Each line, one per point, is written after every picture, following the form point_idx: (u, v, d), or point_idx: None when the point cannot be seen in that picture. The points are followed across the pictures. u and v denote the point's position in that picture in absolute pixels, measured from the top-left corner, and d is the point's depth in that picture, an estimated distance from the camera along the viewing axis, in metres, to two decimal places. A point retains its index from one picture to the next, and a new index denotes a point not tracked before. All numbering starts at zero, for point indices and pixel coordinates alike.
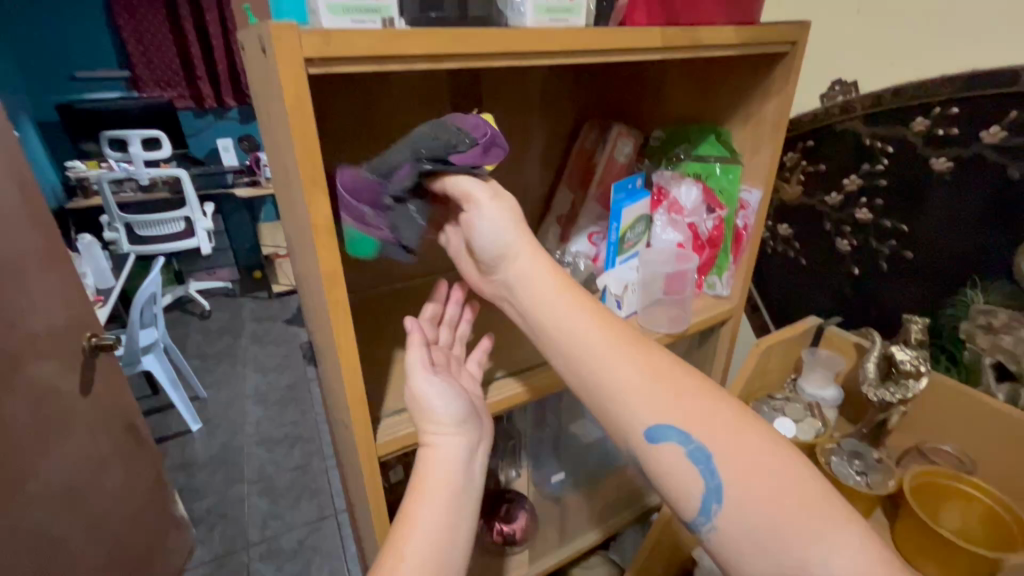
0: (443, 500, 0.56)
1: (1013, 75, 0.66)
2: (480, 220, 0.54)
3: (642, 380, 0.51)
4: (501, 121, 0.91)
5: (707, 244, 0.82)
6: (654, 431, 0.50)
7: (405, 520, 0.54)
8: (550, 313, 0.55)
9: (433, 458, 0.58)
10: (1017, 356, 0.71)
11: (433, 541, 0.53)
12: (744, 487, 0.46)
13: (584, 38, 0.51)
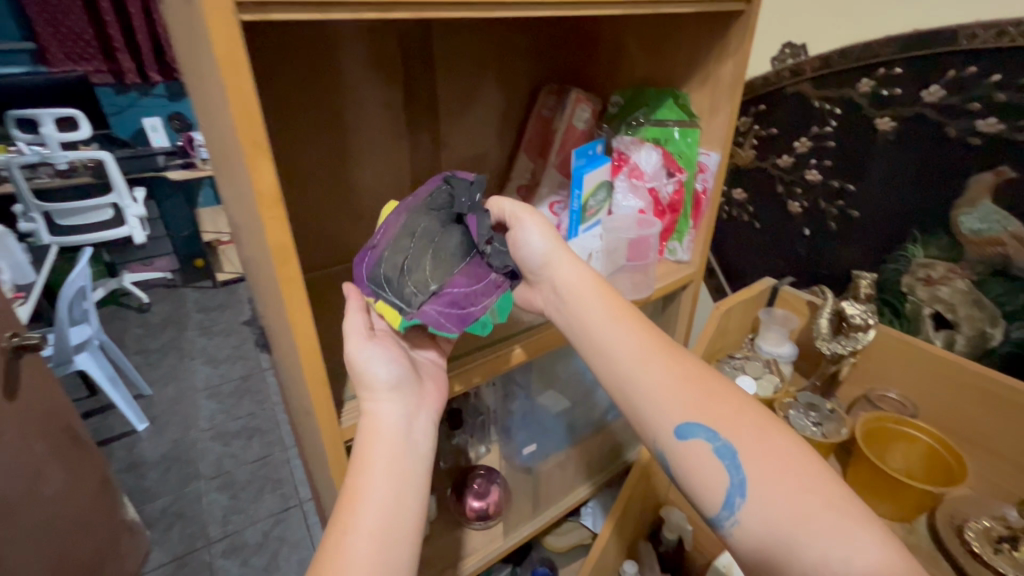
0: (384, 466, 0.53)
1: (951, 34, 0.68)
2: (528, 231, 0.63)
3: (672, 383, 0.55)
4: (455, 87, 0.87)
5: (668, 209, 0.83)
6: (683, 428, 0.53)
7: (347, 493, 0.51)
8: (593, 315, 0.60)
9: (369, 425, 0.55)
10: (952, 305, 0.77)
11: (376, 508, 0.50)
12: (766, 473, 0.48)
13: None
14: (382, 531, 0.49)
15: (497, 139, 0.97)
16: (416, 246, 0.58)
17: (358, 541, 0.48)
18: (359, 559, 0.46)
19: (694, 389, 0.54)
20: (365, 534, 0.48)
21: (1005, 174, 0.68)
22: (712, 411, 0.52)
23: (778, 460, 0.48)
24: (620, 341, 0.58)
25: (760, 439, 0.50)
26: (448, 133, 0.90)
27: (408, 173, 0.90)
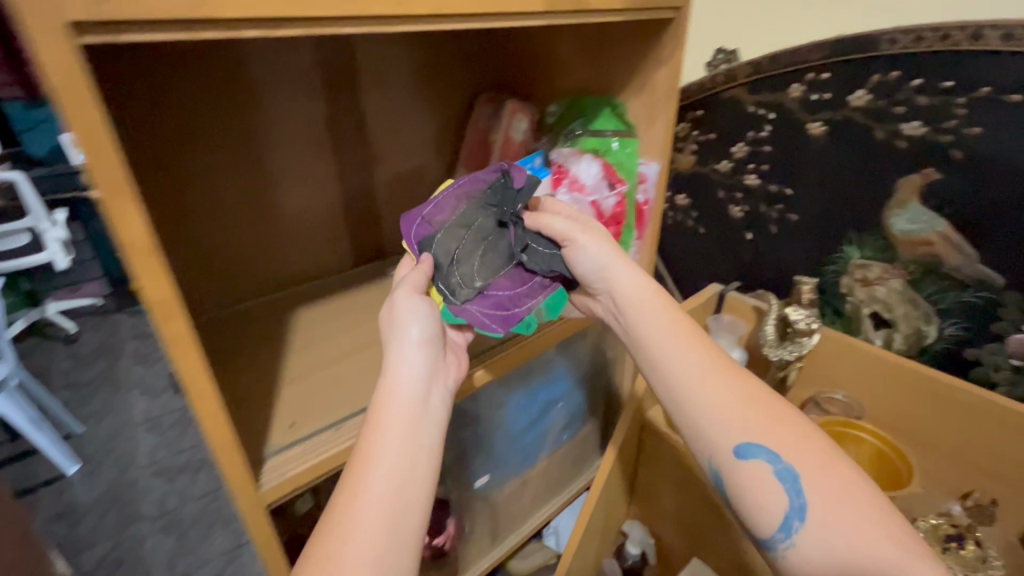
0: (399, 432, 0.50)
1: (873, 40, 0.69)
2: (585, 247, 0.60)
3: (735, 402, 0.53)
4: (383, 100, 0.82)
5: (611, 222, 0.75)
6: (745, 447, 0.51)
7: (359, 454, 0.48)
8: (649, 328, 0.58)
9: (389, 386, 0.52)
10: (889, 304, 0.78)
11: (384, 472, 0.47)
12: (827, 498, 0.47)
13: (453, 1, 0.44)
14: (389, 503, 0.46)
15: (432, 152, 0.92)
16: (468, 240, 0.60)
17: (364, 509, 0.45)
18: (363, 532, 0.44)
19: (762, 406, 0.52)
20: (371, 503, 0.45)
21: (932, 176, 0.69)
22: (775, 434, 0.50)
23: (825, 487, 0.47)
24: (686, 357, 0.55)
25: (821, 466, 0.48)
26: (378, 149, 0.85)
27: (338, 194, 0.84)
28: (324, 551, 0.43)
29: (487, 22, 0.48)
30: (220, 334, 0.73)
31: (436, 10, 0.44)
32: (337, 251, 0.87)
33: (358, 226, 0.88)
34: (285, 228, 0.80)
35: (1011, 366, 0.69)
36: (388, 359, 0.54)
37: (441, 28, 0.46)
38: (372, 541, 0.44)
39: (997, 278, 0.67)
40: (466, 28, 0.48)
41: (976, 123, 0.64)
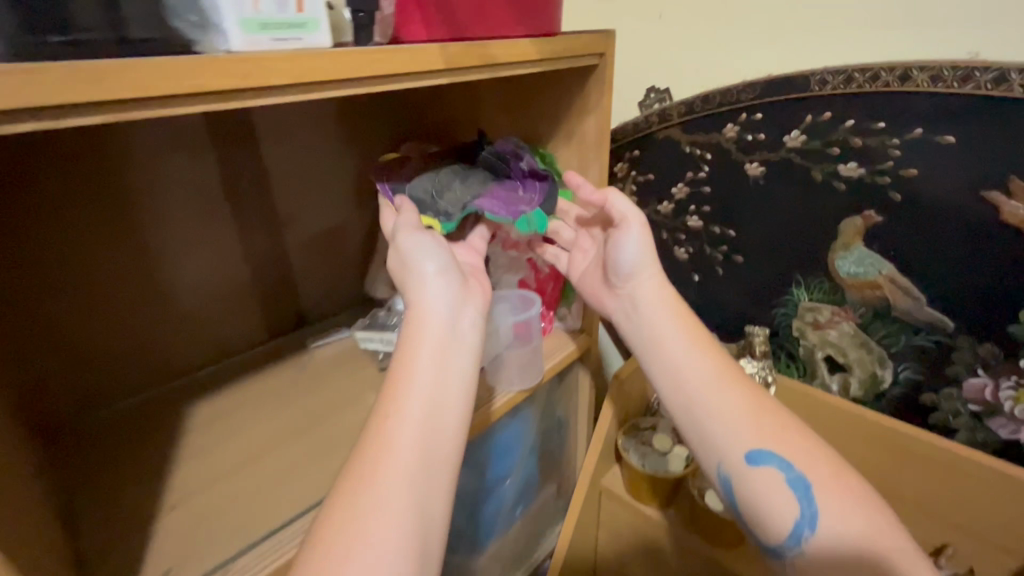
0: (427, 360, 0.47)
1: (804, 80, 0.66)
2: (630, 237, 0.60)
3: (748, 409, 0.53)
4: (286, 155, 0.73)
5: (550, 278, 0.77)
6: (760, 454, 0.51)
7: (390, 380, 0.47)
8: (673, 333, 0.58)
9: (418, 316, 0.50)
10: (842, 348, 0.74)
11: (414, 400, 0.45)
12: (840, 512, 0.47)
13: (324, 64, 0.37)
14: (417, 432, 0.44)
15: (350, 208, 0.83)
16: (446, 176, 0.67)
17: (392, 435, 0.44)
18: (391, 463, 0.42)
19: (779, 419, 0.53)
20: (399, 429, 0.44)
21: (872, 219, 0.66)
22: (785, 443, 0.51)
23: (835, 498, 0.48)
24: (706, 363, 0.56)
25: (831, 479, 0.49)
26: (287, 210, 0.75)
27: (242, 263, 0.73)
28: (355, 474, 0.42)
29: (376, 86, 0.41)
30: (91, 457, 0.60)
31: (305, 78, 0.36)
32: (247, 327, 0.77)
33: (269, 297, 0.78)
34: (178, 309, 0.69)
35: (969, 411, 0.66)
36: (412, 288, 0.52)
37: (317, 99, 0.38)
38: (401, 468, 0.42)
39: (947, 320, 0.64)
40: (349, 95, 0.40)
41: (912, 164, 0.61)
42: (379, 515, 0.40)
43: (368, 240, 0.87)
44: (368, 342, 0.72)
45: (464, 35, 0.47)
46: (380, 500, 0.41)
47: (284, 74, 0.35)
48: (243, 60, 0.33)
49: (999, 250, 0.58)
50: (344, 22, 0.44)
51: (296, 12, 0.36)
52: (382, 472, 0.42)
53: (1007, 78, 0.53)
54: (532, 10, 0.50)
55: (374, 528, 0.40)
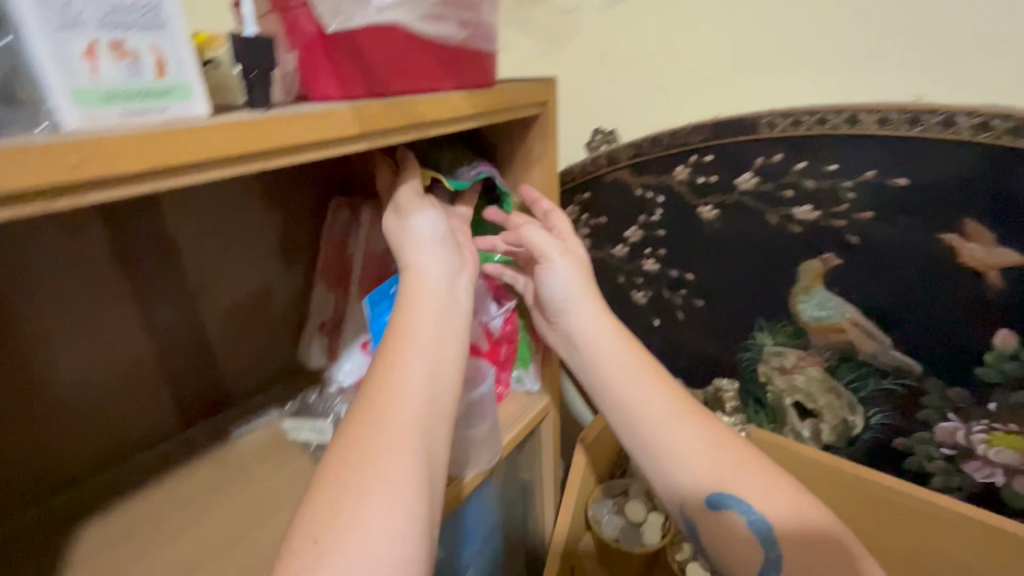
0: (428, 318, 0.48)
1: (754, 122, 0.63)
2: (549, 274, 0.57)
3: (702, 446, 0.47)
4: (192, 218, 0.63)
5: (502, 340, 0.68)
6: (720, 497, 0.45)
7: (393, 333, 0.47)
8: (613, 366, 0.53)
9: (416, 277, 0.50)
10: (811, 394, 0.71)
11: (419, 351, 0.46)
12: (807, 559, 0.41)
13: (201, 144, 0.29)
14: (423, 383, 0.44)
15: (276, 270, 0.74)
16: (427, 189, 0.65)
17: (399, 383, 0.43)
18: (400, 410, 0.42)
19: (748, 457, 0.47)
20: (406, 379, 0.44)
21: (832, 261, 0.64)
22: (746, 480, 0.45)
23: (800, 530, 0.42)
24: (652, 397, 0.51)
25: (790, 513, 0.43)
26: (198, 280, 0.65)
27: (146, 347, 0.62)
28: (363, 419, 0.42)
29: (272, 161, 0.33)
30: None
31: (169, 162, 0.28)
32: (156, 420, 0.65)
33: (181, 382, 0.67)
34: (60, 413, 0.57)
35: (943, 455, 0.64)
36: (406, 249, 0.52)
37: (189, 184, 0.30)
38: (407, 415, 0.42)
39: (915, 363, 0.62)
40: (236, 175, 0.32)
41: (867, 207, 0.60)
42: (391, 457, 0.39)
43: (299, 303, 0.78)
44: (298, 431, 0.66)
45: (383, 93, 0.40)
46: (388, 443, 0.40)
47: (139, 159, 0.27)
48: (78, 146, 0.25)
49: (961, 292, 0.57)
50: (237, 87, 0.38)
51: (156, 76, 0.29)
52: (393, 417, 0.41)
53: (954, 121, 0.52)
54: (463, 60, 0.44)
55: (383, 470, 0.39)
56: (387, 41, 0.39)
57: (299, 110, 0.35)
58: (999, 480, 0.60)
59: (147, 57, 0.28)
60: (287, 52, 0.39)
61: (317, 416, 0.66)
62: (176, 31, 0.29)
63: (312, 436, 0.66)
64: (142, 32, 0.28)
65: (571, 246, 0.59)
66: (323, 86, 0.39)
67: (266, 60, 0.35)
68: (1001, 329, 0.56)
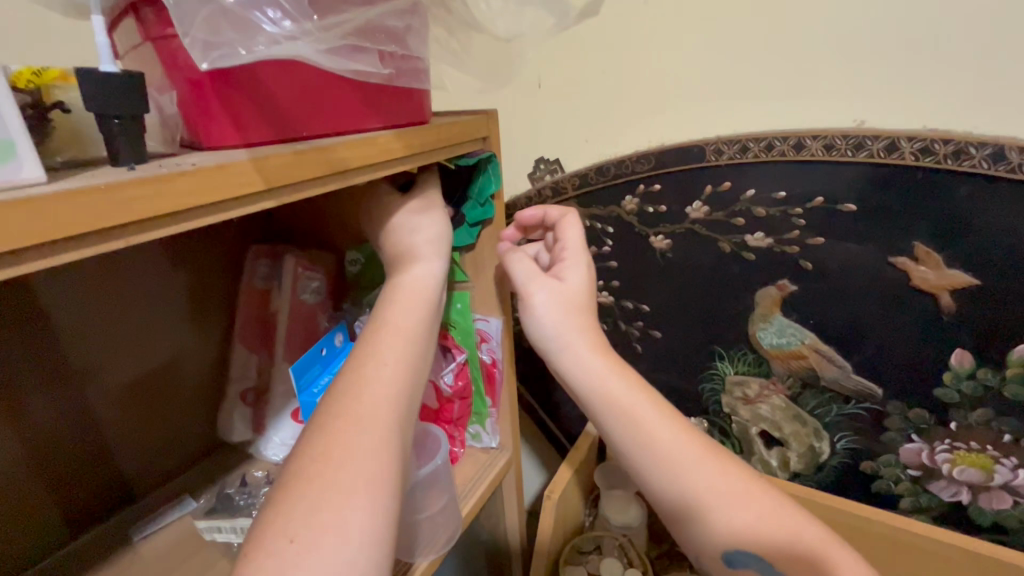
0: (414, 316, 0.45)
1: (701, 149, 0.61)
2: (539, 300, 0.49)
3: (723, 488, 0.42)
4: (70, 281, 0.52)
5: (454, 397, 0.62)
6: (731, 555, 0.41)
7: (377, 325, 0.44)
8: (613, 391, 0.46)
9: (405, 273, 0.47)
10: (776, 422, 0.69)
11: (403, 350, 0.43)
12: None
13: (44, 212, 0.22)
14: (400, 383, 0.41)
15: (184, 334, 0.63)
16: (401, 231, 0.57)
17: (375, 380, 0.40)
18: (378, 410, 0.38)
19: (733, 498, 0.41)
20: (385, 378, 0.40)
21: (787, 288, 0.63)
22: (762, 532, 0.41)
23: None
24: (657, 431, 0.44)
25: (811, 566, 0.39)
26: (83, 356, 0.54)
27: (16, 448, 0.50)
28: (331, 414, 0.38)
29: (140, 236, 0.26)
30: None
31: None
32: (30, 532, 0.53)
33: (63, 482, 0.54)
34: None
35: (909, 476, 0.63)
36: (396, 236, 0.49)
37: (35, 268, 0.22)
38: (382, 418, 0.38)
39: (875, 388, 0.61)
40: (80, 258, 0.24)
41: (818, 232, 0.59)
42: (360, 461, 0.35)
43: (215, 368, 0.67)
44: (216, 532, 0.54)
45: (299, 135, 0.34)
46: (360, 444, 0.36)
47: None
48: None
49: (917, 315, 0.57)
50: (94, 136, 0.30)
51: None
52: (368, 415, 0.38)
53: (898, 145, 0.52)
54: (391, 95, 0.38)
55: (351, 477, 0.34)
56: (291, 71, 0.33)
57: (179, 166, 0.27)
58: (964, 498, 0.60)
59: None
60: (167, 91, 0.32)
61: (240, 512, 0.55)
62: None
63: (234, 535, 0.54)
64: None
65: (575, 267, 0.51)
66: (219, 131, 0.32)
67: (132, 103, 0.27)
68: (955, 349, 0.56)
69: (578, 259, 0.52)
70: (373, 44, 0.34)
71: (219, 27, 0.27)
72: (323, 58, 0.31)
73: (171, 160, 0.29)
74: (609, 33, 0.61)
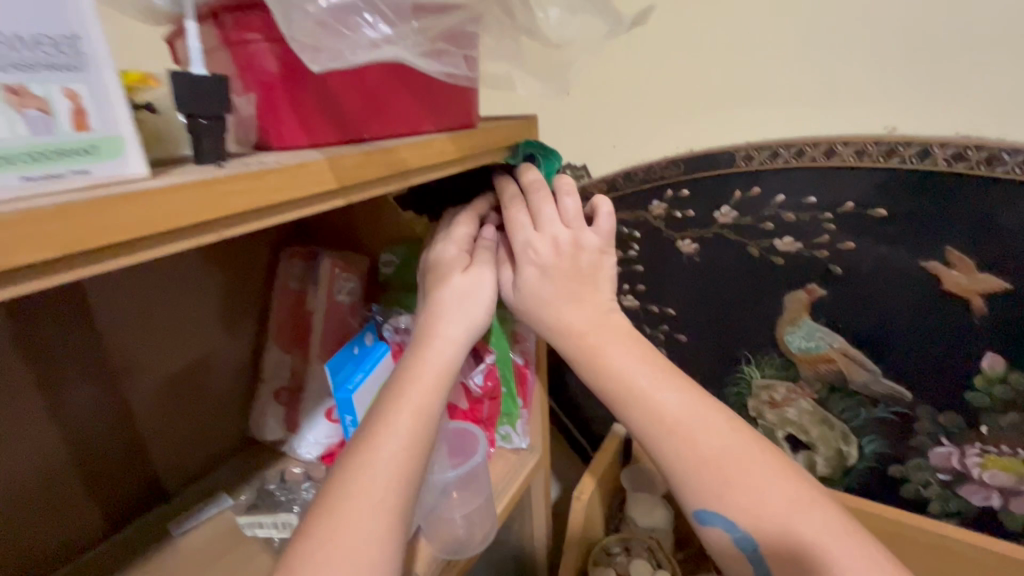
0: (434, 388, 0.41)
1: (732, 155, 0.62)
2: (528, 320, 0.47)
3: None
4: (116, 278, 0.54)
5: (485, 397, 0.61)
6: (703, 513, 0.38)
7: (393, 390, 0.41)
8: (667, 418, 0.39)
9: (432, 324, 0.44)
10: (803, 426, 0.70)
11: (416, 422, 0.39)
12: None
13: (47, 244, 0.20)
14: (410, 472, 0.38)
15: (219, 336, 0.64)
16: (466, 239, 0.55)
17: (386, 461, 0.37)
18: (385, 499, 0.35)
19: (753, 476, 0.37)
20: (397, 460, 0.37)
21: (816, 292, 0.63)
22: None
23: None
24: (664, 396, 0.39)
25: None
26: (125, 355, 0.55)
27: (62, 445, 0.51)
28: (345, 475, 0.36)
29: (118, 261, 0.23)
30: None
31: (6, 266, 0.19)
32: (72, 527, 0.54)
33: (105, 478, 0.56)
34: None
35: (939, 481, 0.63)
36: (435, 287, 0.45)
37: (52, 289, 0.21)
38: (375, 497, 0.35)
39: (905, 392, 0.62)
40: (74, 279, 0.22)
41: (847, 237, 0.60)
42: (346, 544, 0.33)
43: (249, 367, 0.69)
44: (257, 527, 0.56)
45: (361, 137, 0.35)
46: (359, 534, 0.34)
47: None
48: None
49: (949, 320, 0.57)
50: (175, 138, 0.32)
51: (74, 132, 0.21)
52: (374, 497, 0.35)
53: (930, 152, 0.53)
54: (445, 98, 0.40)
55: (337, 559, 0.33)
56: (358, 77, 0.34)
57: (262, 164, 0.28)
58: (995, 503, 0.61)
59: (59, 105, 0.21)
60: (243, 94, 0.34)
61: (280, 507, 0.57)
62: (100, 71, 0.22)
63: (275, 530, 0.55)
64: (52, 73, 0.21)
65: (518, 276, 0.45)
66: (290, 132, 0.33)
67: (219, 105, 0.29)
68: (987, 353, 0.56)
69: (523, 250, 0.44)
70: (458, 48, 0.35)
71: (322, 36, 0.29)
72: (419, 59, 0.33)
73: (249, 159, 0.30)
74: (642, 42, 0.63)
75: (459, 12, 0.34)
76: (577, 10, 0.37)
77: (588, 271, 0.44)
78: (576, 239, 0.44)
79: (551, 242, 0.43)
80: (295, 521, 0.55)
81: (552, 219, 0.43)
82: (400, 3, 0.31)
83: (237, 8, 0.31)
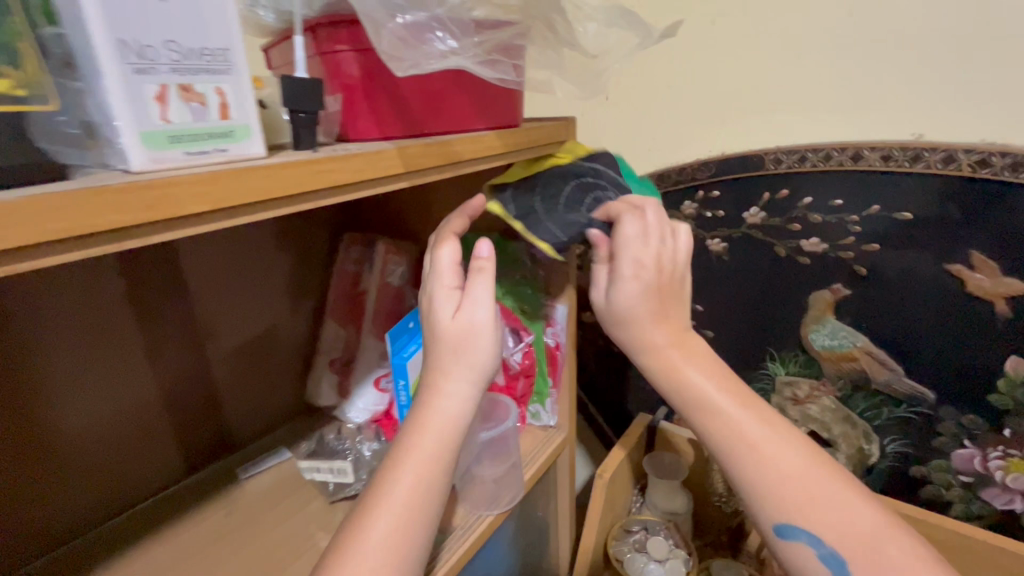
0: (434, 440, 0.42)
1: (761, 158, 0.65)
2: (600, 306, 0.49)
3: None
4: (206, 250, 0.62)
5: (520, 374, 0.68)
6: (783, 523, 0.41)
7: (396, 451, 0.42)
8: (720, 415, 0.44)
9: (430, 381, 0.44)
10: (826, 424, 0.71)
11: (417, 481, 0.41)
12: None
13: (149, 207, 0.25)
14: (418, 510, 0.40)
15: (285, 309, 0.72)
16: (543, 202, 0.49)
17: (387, 522, 0.39)
18: (396, 543, 0.38)
19: None
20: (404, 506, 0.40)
21: (841, 292, 0.66)
22: None
23: None
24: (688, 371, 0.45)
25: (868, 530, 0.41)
26: (209, 319, 0.64)
27: (154, 392, 0.60)
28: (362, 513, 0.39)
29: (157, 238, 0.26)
30: None
31: (169, 213, 0.26)
32: (161, 463, 0.63)
33: (187, 423, 0.64)
34: (51, 465, 0.53)
35: (960, 483, 0.64)
36: (431, 339, 0.45)
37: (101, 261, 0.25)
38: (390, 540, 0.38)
39: (927, 392, 0.64)
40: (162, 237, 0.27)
41: (873, 240, 0.62)
42: None
43: (307, 339, 0.77)
44: (315, 471, 0.64)
45: (422, 131, 0.42)
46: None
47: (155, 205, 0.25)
48: (115, 192, 0.24)
49: (974, 321, 0.59)
50: (280, 128, 0.39)
51: (219, 120, 0.28)
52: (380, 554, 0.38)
53: (955, 157, 0.55)
54: (493, 99, 0.46)
55: None
56: (423, 82, 0.41)
57: (340, 152, 0.35)
58: (1018, 507, 0.61)
59: (211, 99, 0.28)
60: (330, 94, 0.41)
61: (336, 456, 0.65)
62: (240, 74, 0.29)
63: (331, 476, 0.63)
64: (208, 75, 0.28)
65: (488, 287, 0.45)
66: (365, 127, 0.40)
67: (315, 101, 0.35)
68: (1011, 356, 0.58)
69: (632, 261, 0.45)
70: (508, 57, 0.41)
71: (403, 47, 0.35)
72: (478, 67, 0.39)
73: (334, 146, 0.37)
74: (677, 52, 0.67)
75: (510, 27, 0.40)
76: (612, 25, 0.43)
77: (677, 283, 0.47)
78: (674, 255, 0.46)
79: (658, 264, 0.45)
80: (348, 470, 0.63)
81: (655, 219, 0.46)
82: (463, 22, 0.38)
83: (330, 23, 0.38)
